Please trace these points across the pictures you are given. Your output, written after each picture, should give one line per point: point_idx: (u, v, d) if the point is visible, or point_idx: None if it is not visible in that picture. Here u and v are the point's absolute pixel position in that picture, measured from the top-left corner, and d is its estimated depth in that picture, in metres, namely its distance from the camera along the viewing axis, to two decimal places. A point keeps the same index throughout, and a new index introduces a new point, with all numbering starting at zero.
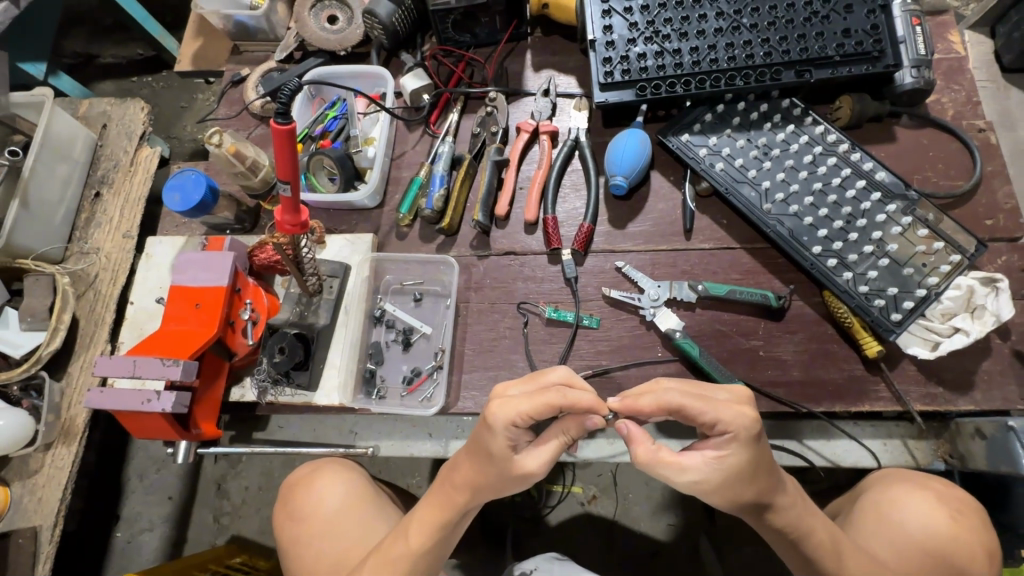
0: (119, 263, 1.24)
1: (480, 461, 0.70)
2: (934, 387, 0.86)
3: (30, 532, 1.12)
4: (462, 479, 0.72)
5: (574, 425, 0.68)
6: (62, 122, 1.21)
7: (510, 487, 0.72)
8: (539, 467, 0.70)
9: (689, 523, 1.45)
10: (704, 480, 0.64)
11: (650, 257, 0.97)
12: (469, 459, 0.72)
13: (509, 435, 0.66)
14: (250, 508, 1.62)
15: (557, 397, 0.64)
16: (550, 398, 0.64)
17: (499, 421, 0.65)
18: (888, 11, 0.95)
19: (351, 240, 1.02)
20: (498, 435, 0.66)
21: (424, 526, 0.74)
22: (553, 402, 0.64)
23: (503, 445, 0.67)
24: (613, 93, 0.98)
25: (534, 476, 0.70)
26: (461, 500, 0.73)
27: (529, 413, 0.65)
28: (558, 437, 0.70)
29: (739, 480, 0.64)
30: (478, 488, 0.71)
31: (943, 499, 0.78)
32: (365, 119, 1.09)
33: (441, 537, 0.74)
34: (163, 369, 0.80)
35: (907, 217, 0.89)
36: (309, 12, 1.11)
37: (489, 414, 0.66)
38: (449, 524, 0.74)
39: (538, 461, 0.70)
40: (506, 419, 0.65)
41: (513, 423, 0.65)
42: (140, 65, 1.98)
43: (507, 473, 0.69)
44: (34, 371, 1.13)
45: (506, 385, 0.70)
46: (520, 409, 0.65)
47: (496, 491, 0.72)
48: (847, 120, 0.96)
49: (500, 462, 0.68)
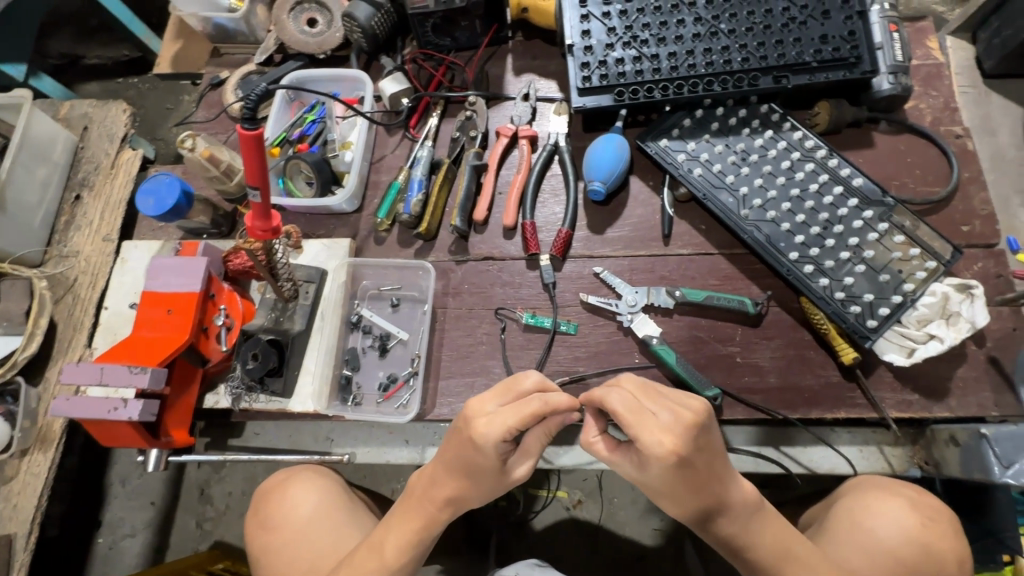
0: (98, 267, 1.23)
1: (469, 475, 0.69)
2: (910, 394, 0.86)
3: (3, 539, 1.10)
4: (444, 493, 0.72)
5: (556, 425, 0.70)
6: (40, 124, 1.20)
7: (494, 491, 0.74)
8: (526, 469, 0.72)
9: (674, 527, 1.44)
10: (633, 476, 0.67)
11: (628, 262, 0.97)
12: (453, 475, 0.70)
13: (500, 450, 0.66)
14: (234, 513, 1.60)
15: (543, 404, 0.65)
16: (538, 408, 0.64)
17: (491, 439, 0.64)
18: (865, 17, 0.95)
19: (327, 244, 1.01)
20: (493, 452, 0.65)
21: (402, 538, 0.73)
22: (540, 411, 0.64)
23: (497, 460, 0.67)
24: (592, 98, 0.97)
25: (519, 478, 0.73)
26: (443, 512, 0.73)
27: (522, 426, 0.64)
28: (540, 439, 0.71)
29: (663, 490, 0.65)
30: (465, 497, 0.72)
31: (915, 506, 0.78)
32: (344, 123, 1.08)
33: (422, 547, 0.74)
34: (130, 376, 0.78)
35: (883, 223, 0.89)
36: (289, 15, 1.11)
37: (478, 434, 0.64)
38: (431, 534, 0.74)
39: (523, 463, 0.72)
40: (497, 436, 0.64)
41: (502, 439, 0.65)
42: (126, 67, 1.99)
43: (497, 481, 0.71)
44: (9, 376, 1.11)
45: (481, 401, 0.67)
46: (510, 423, 0.64)
47: (481, 497, 0.73)
48: (825, 126, 0.96)
49: (491, 473, 0.69)
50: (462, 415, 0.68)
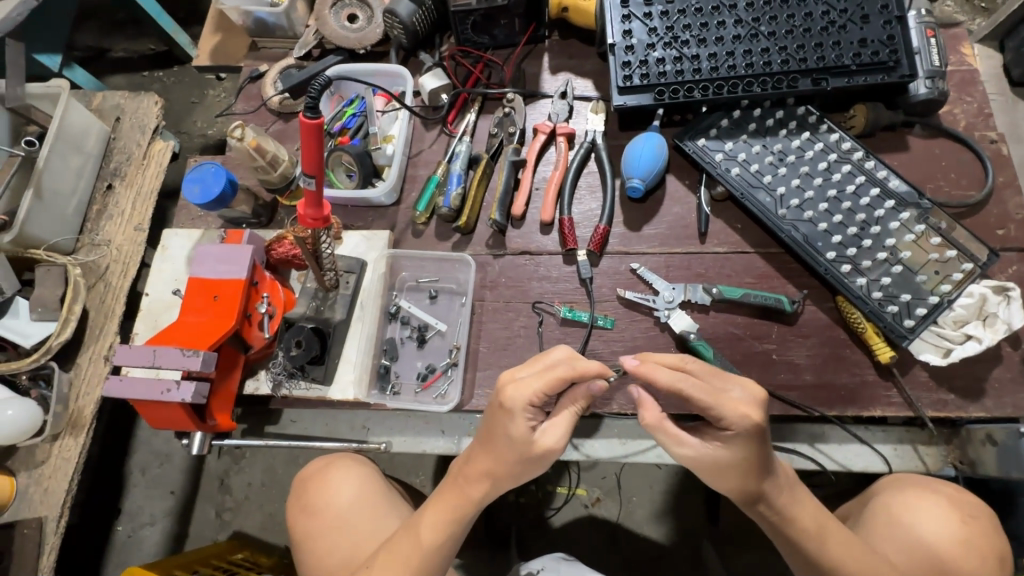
0: (131, 256, 1.24)
1: (499, 446, 0.71)
2: (946, 394, 0.87)
3: (35, 522, 1.11)
4: (477, 469, 0.73)
5: (583, 395, 0.71)
6: (77, 113, 1.21)
7: (528, 468, 0.73)
8: (558, 440, 0.70)
9: (693, 527, 1.45)
10: (697, 457, 0.71)
11: (663, 258, 0.98)
12: (486, 449, 0.73)
13: (527, 415, 0.69)
14: (253, 504, 1.61)
15: (568, 368, 0.69)
16: (565, 371, 0.68)
17: (516, 402, 0.68)
18: (903, 22, 0.96)
19: (367, 236, 1.02)
20: (517, 416, 0.69)
21: (439, 521, 0.74)
22: (570, 374, 0.68)
23: (523, 426, 0.69)
24: (632, 97, 0.99)
25: (554, 451, 0.70)
26: (476, 491, 0.74)
27: (547, 390, 0.68)
28: (571, 410, 0.71)
29: (728, 468, 0.70)
30: (497, 474, 0.73)
31: (954, 503, 0.79)
32: (385, 116, 1.09)
33: (457, 529, 0.75)
34: (182, 360, 0.80)
35: (921, 225, 0.90)
36: (330, 10, 1.13)
37: (506, 399, 0.69)
38: (465, 516, 0.75)
39: (555, 434, 0.70)
40: (524, 399, 0.68)
41: (529, 403, 0.68)
42: (151, 59, 1.98)
43: (527, 452, 0.71)
44: (44, 361, 1.12)
45: (512, 370, 0.72)
46: (535, 386, 0.68)
47: (515, 475, 0.73)
48: (862, 128, 0.98)
49: (519, 443, 0.70)
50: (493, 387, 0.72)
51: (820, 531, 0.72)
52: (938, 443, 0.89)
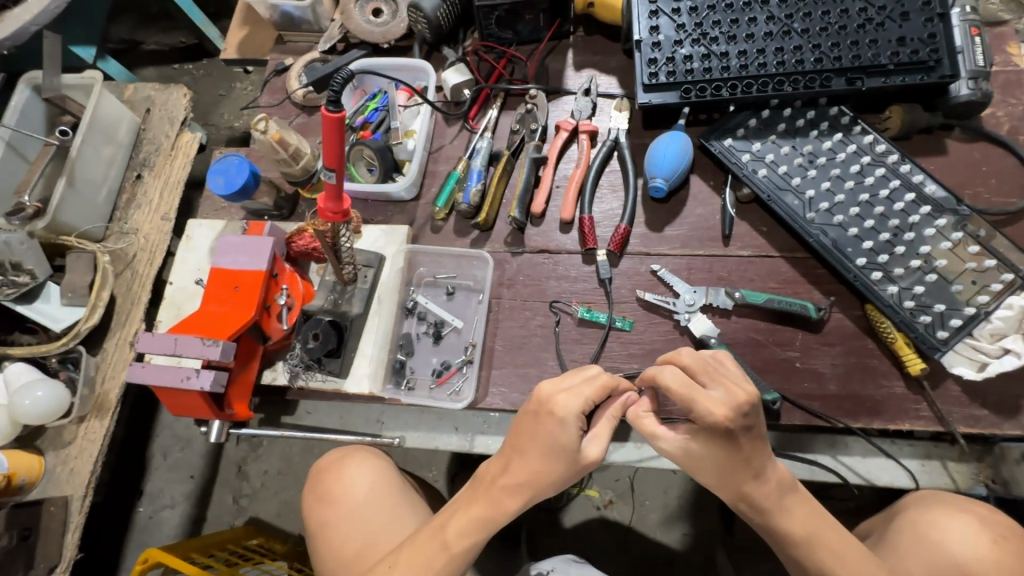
0: (156, 245, 1.27)
1: (547, 455, 0.71)
2: (979, 409, 0.83)
3: (61, 501, 1.14)
4: (517, 479, 0.72)
5: (620, 409, 0.74)
6: (109, 104, 1.23)
7: (566, 481, 0.73)
8: (600, 451, 0.73)
9: (706, 534, 1.42)
10: (672, 450, 0.72)
11: (685, 260, 0.96)
12: (529, 460, 0.72)
13: (579, 423, 0.70)
14: (269, 491, 1.64)
15: (609, 378, 0.72)
16: (606, 379, 0.72)
17: (571, 409, 0.70)
18: (946, 20, 0.92)
19: (386, 230, 1.03)
20: (573, 422, 0.70)
21: (466, 528, 0.73)
22: (610, 383, 0.72)
23: (573, 435, 0.70)
24: (657, 95, 0.97)
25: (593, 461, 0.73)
26: (513, 502, 0.73)
27: (595, 398, 0.71)
28: (610, 424, 0.73)
29: (702, 462, 0.71)
30: (537, 485, 0.72)
31: (985, 523, 0.76)
32: (406, 111, 1.09)
33: (483, 538, 0.74)
34: (203, 349, 0.81)
35: (958, 232, 0.87)
36: (355, 4, 1.12)
37: (559, 408, 0.70)
38: (495, 525, 0.74)
39: (598, 446, 0.73)
40: (579, 406, 0.70)
41: (582, 412, 0.70)
42: (182, 52, 2.02)
43: (574, 462, 0.71)
44: (72, 345, 1.15)
45: (556, 379, 0.73)
46: (588, 394, 0.71)
47: (551, 489, 0.73)
48: (897, 130, 0.94)
49: (569, 453, 0.70)
50: (536, 396, 0.72)
51: (808, 537, 0.72)
52: (970, 460, 0.85)
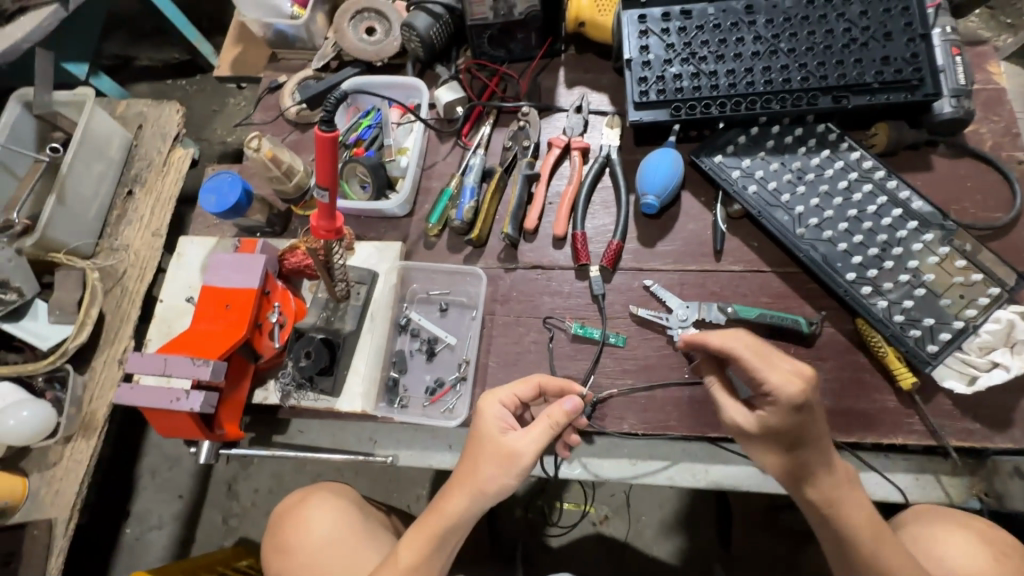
0: (147, 261, 1.26)
1: (473, 451, 0.74)
2: (971, 423, 0.84)
3: (45, 523, 1.11)
4: (455, 479, 0.74)
5: (558, 412, 0.71)
6: (101, 120, 1.23)
7: (502, 481, 0.71)
8: (527, 447, 0.71)
9: (702, 549, 1.41)
10: (738, 422, 0.71)
11: (678, 276, 0.97)
12: (465, 459, 0.75)
13: (498, 414, 0.75)
14: (260, 510, 1.61)
15: (541, 379, 0.79)
16: (538, 379, 0.79)
17: (489, 401, 0.76)
18: (928, 40, 0.94)
19: (379, 247, 1.02)
20: (489, 412, 0.75)
21: (414, 540, 0.73)
22: (540, 382, 0.79)
23: (493, 427, 0.74)
24: (648, 113, 0.98)
25: (521, 457, 0.70)
26: (451, 503, 0.72)
27: (520, 394, 0.78)
28: (545, 425, 0.71)
29: (772, 440, 0.68)
30: (469, 484, 0.72)
31: (985, 540, 0.76)
32: (399, 128, 1.10)
33: (435, 551, 0.73)
34: (192, 369, 0.80)
35: (945, 247, 0.88)
36: (348, 23, 1.13)
37: (481, 404, 0.77)
38: (442, 533, 0.72)
39: (525, 441, 0.71)
40: (495, 397, 0.77)
41: (501, 403, 0.77)
42: (175, 68, 2.02)
43: (495, 455, 0.72)
44: (60, 363, 1.13)
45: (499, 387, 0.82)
46: (510, 388, 0.78)
47: (490, 491, 0.71)
48: (884, 147, 0.96)
49: (489, 443, 0.72)
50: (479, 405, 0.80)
51: (833, 507, 0.69)
52: (962, 474, 0.85)
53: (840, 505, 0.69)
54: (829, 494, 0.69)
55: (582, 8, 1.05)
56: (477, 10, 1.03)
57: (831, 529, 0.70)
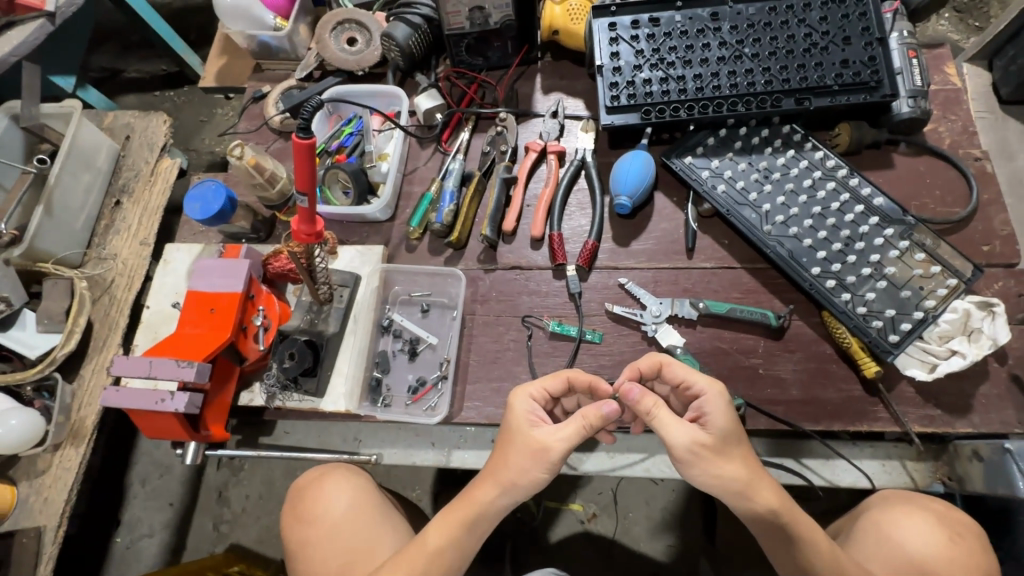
0: (135, 270, 1.28)
1: (506, 443, 0.76)
2: (933, 409, 0.87)
3: (33, 531, 1.12)
4: (485, 470, 0.76)
5: (592, 413, 0.71)
6: (88, 132, 1.25)
7: (533, 474, 0.72)
8: (556, 441, 0.72)
9: (689, 544, 1.43)
10: (700, 439, 0.70)
11: (652, 274, 1.00)
12: (497, 451, 0.77)
13: (528, 408, 0.77)
14: (251, 516, 1.62)
15: (570, 373, 0.81)
16: (567, 373, 0.80)
17: (519, 396, 0.78)
18: (885, 44, 0.98)
19: (362, 251, 1.05)
20: (520, 408, 0.77)
21: (442, 527, 0.75)
22: (569, 377, 0.80)
23: (525, 422, 0.76)
24: (620, 116, 1.01)
25: (551, 451, 0.72)
26: (481, 492, 0.74)
27: (549, 387, 0.79)
28: (577, 423, 0.72)
29: (729, 444, 0.71)
30: (501, 476, 0.74)
31: (942, 520, 0.79)
32: (380, 135, 1.13)
33: (463, 538, 0.74)
34: (177, 370, 0.83)
35: (904, 241, 0.92)
36: (330, 34, 1.16)
37: (512, 399, 0.79)
38: (471, 522, 0.74)
39: (558, 437, 0.72)
40: (526, 392, 0.79)
41: (532, 399, 0.78)
42: (163, 80, 2.04)
43: (526, 447, 0.73)
44: (48, 372, 1.14)
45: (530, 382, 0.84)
46: (540, 384, 0.80)
47: (521, 483, 0.73)
48: (846, 146, 0.99)
49: (520, 437, 0.74)
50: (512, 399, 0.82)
51: (788, 512, 0.70)
52: (926, 459, 0.89)
53: (791, 509, 0.70)
54: (780, 499, 0.70)
55: (555, 16, 1.08)
56: (454, 20, 1.05)
57: (784, 536, 0.71)
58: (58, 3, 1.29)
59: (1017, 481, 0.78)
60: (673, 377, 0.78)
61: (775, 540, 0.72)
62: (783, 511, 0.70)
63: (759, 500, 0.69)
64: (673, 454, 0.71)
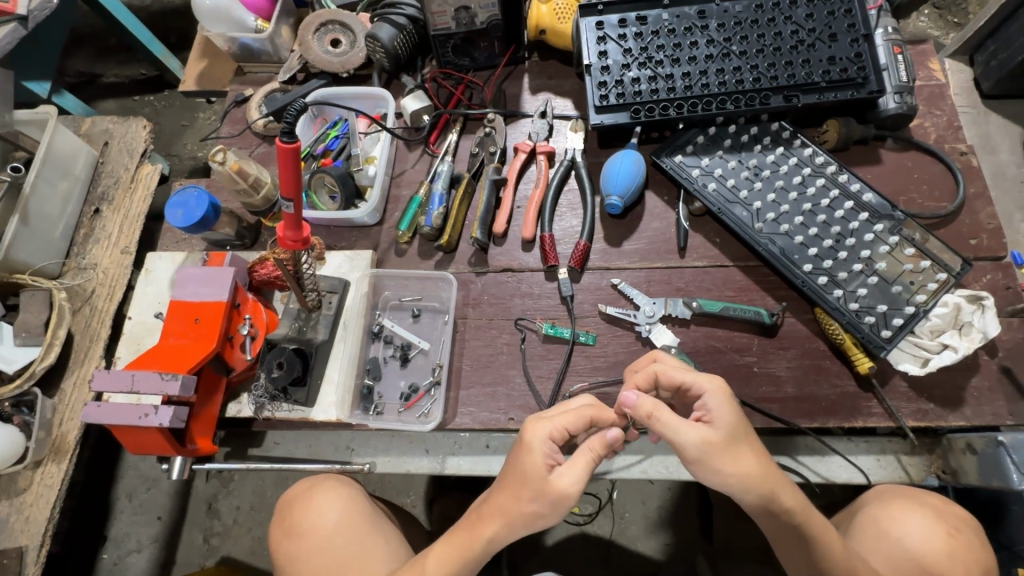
0: (116, 279, 1.24)
1: (519, 485, 0.71)
2: (926, 403, 0.88)
3: (15, 552, 1.07)
4: (494, 507, 0.73)
5: (599, 442, 0.72)
6: (65, 139, 1.21)
7: (545, 517, 0.71)
8: (575, 488, 0.70)
9: (687, 543, 1.42)
10: (708, 437, 0.69)
11: (645, 274, 0.99)
12: (508, 488, 0.73)
13: (546, 450, 0.72)
14: (242, 528, 1.58)
15: (593, 409, 0.76)
16: (590, 410, 0.75)
17: (541, 437, 0.73)
18: (871, 40, 0.99)
19: (351, 256, 1.03)
20: (539, 448, 0.72)
21: (446, 547, 0.75)
22: (592, 415, 0.75)
23: (542, 465, 0.71)
24: (609, 116, 1.00)
25: (568, 498, 0.70)
26: (488, 529, 0.73)
27: (568, 425, 0.74)
28: (588, 458, 0.72)
29: (738, 440, 0.69)
30: (512, 518, 0.71)
31: (940, 516, 0.80)
32: (366, 138, 1.11)
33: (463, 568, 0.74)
34: (161, 384, 0.80)
35: (894, 237, 0.92)
36: (313, 36, 1.14)
37: (528, 444, 0.72)
38: (472, 555, 0.74)
39: (574, 483, 0.70)
40: (547, 432, 0.73)
41: (551, 437, 0.73)
42: (141, 84, 2.00)
43: (545, 495, 0.70)
44: (27, 387, 1.10)
45: (541, 411, 0.77)
46: (562, 422, 0.74)
47: (528, 523, 0.71)
48: (835, 142, 0.99)
49: (538, 482, 0.70)
50: (523, 433, 0.74)
51: (803, 512, 0.70)
52: (920, 452, 0.90)
53: (807, 509, 0.70)
54: (799, 500, 0.70)
55: (542, 15, 1.07)
56: (440, 20, 1.04)
57: (798, 538, 0.71)
58: (29, 6, 1.24)
59: (1010, 473, 0.78)
60: (672, 380, 0.77)
61: (789, 539, 0.72)
62: (799, 512, 0.70)
63: (768, 505, 0.69)
64: (683, 454, 0.70)
